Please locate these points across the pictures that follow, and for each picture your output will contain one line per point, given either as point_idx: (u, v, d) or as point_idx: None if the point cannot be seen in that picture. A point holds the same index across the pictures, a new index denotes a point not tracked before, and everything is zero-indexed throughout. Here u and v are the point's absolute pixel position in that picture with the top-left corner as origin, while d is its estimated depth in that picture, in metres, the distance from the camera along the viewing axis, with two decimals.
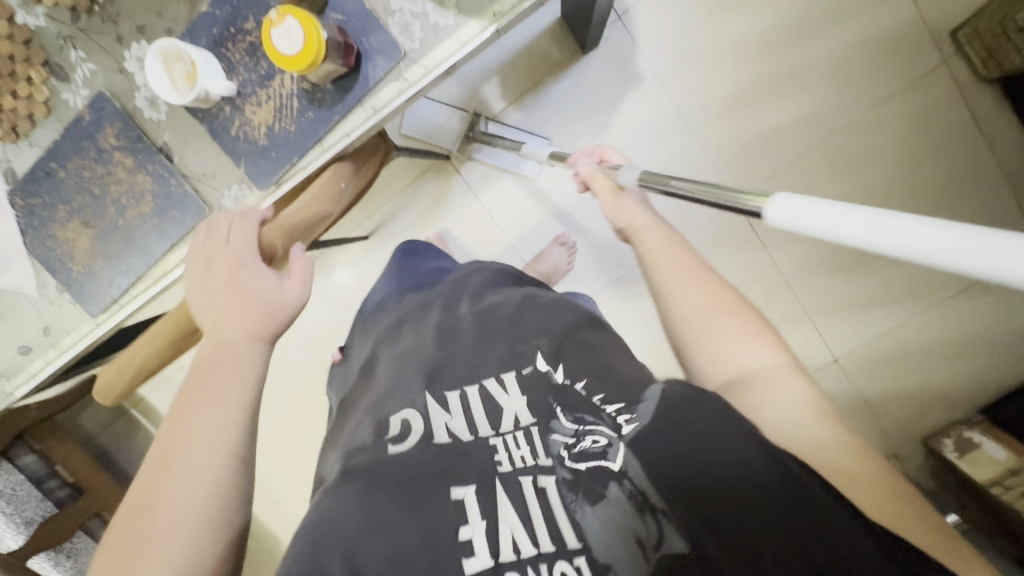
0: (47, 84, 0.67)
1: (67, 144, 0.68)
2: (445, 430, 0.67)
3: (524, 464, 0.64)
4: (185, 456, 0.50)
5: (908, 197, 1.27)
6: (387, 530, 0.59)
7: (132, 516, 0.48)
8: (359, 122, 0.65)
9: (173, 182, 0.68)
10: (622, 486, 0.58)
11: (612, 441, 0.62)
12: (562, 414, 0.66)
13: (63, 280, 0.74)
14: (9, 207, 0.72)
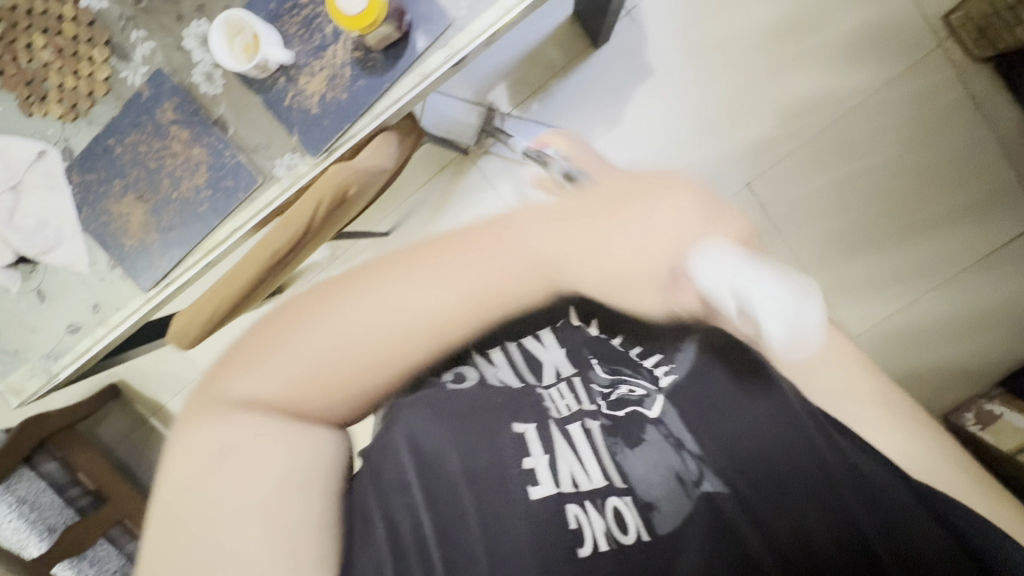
0: (107, 63, 0.76)
1: (126, 120, 0.75)
2: (495, 377, 0.72)
3: (572, 410, 0.69)
4: (326, 364, 0.44)
5: (912, 174, 1.33)
6: (480, 448, 0.61)
7: (319, 338, 0.43)
8: (406, 88, 0.71)
9: (228, 153, 0.73)
10: (659, 430, 0.66)
11: (651, 393, 0.71)
12: (600, 365, 0.76)
13: (115, 255, 0.77)
14: (66, 184, 0.77)
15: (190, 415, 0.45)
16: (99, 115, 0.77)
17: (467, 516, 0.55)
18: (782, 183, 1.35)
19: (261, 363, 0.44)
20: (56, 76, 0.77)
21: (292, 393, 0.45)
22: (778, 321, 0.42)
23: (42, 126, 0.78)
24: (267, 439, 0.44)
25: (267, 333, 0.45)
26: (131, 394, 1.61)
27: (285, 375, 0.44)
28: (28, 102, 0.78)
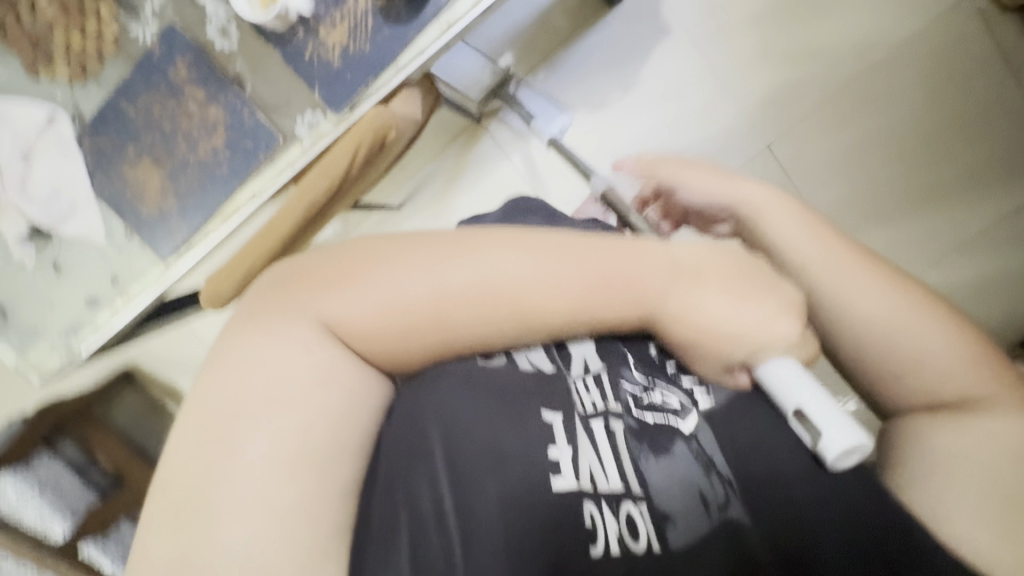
0: (117, 21, 0.80)
1: (139, 81, 0.81)
2: (526, 360, 0.57)
3: (596, 409, 0.56)
4: (367, 294, 0.46)
5: (931, 130, 1.29)
6: (511, 434, 0.50)
7: (411, 279, 0.47)
8: (432, 37, 0.71)
9: (245, 114, 0.79)
10: (690, 446, 0.57)
11: (687, 407, 0.61)
12: (635, 364, 0.63)
13: (133, 223, 0.84)
14: (80, 148, 0.84)
15: (246, 327, 0.42)
16: (108, 74, 0.82)
17: (490, 497, 0.46)
18: (800, 143, 1.32)
19: (338, 287, 0.46)
20: (61, 35, 0.82)
21: (383, 327, 0.46)
22: (841, 432, 0.55)
23: (51, 89, 0.83)
24: (339, 366, 0.44)
25: (354, 269, 0.46)
26: (147, 379, 1.59)
27: (378, 301, 0.46)
28: (34, 63, 0.83)
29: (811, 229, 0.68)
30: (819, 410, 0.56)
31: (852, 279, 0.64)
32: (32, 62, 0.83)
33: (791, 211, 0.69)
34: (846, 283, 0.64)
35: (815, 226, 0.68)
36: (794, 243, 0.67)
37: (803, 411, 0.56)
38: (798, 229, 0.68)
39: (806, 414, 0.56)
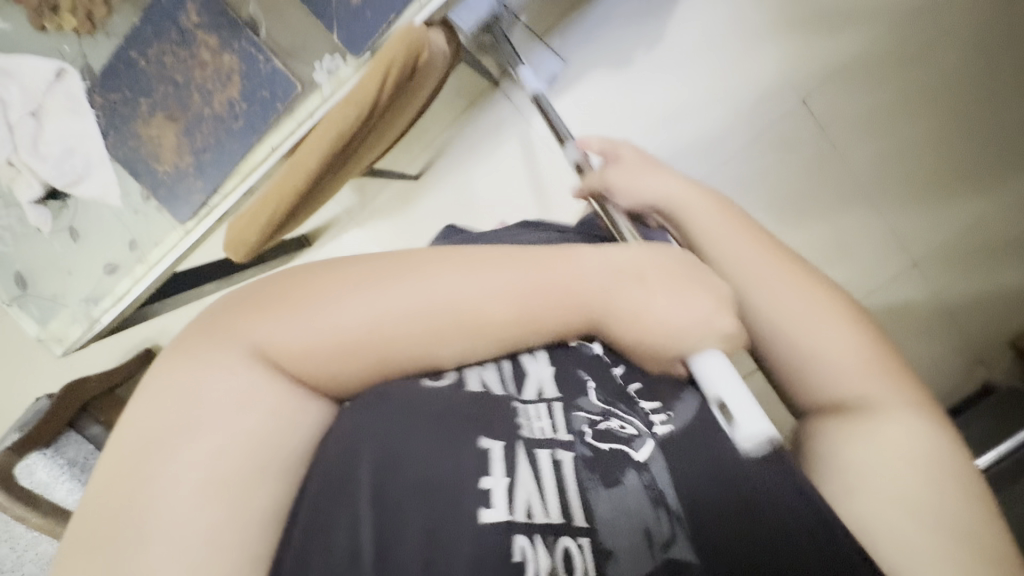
0: None
1: (149, 29, 0.78)
2: (477, 381, 0.55)
3: (545, 435, 0.51)
4: (314, 317, 0.46)
5: (970, 87, 1.23)
6: (444, 458, 0.46)
7: (352, 308, 0.47)
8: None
9: (261, 58, 0.75)
10: (643, 477, 0.50)
11: (641, 433, 0.54)
12: (595, 391, 0.57)
13: (150, 185, 0.83)
14: (91, 106, 0.82)
15: (175, 363, 0.42)
16: (116, 23, 0.80)
17: (412, 527, 0.42)
18: (836, 101, 1.26)
19: (273, 315, 0.46)
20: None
21: (317, 349, 0.46)
22: (752, 419, 0.46)
23: (61, 43, 0.82)
24: (267, 392, 0.44)
25: (313, 283, 0.48)
26: None
27: (324, 325, 0.46)
28: (40, 15, 0.81)
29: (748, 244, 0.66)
30: (734, 397, 0.47)
31: (772, 272, 0.64)
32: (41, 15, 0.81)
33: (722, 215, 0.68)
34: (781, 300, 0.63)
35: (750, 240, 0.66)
36: (717, 238, 0.66)
37: (719, 398, 0.48)
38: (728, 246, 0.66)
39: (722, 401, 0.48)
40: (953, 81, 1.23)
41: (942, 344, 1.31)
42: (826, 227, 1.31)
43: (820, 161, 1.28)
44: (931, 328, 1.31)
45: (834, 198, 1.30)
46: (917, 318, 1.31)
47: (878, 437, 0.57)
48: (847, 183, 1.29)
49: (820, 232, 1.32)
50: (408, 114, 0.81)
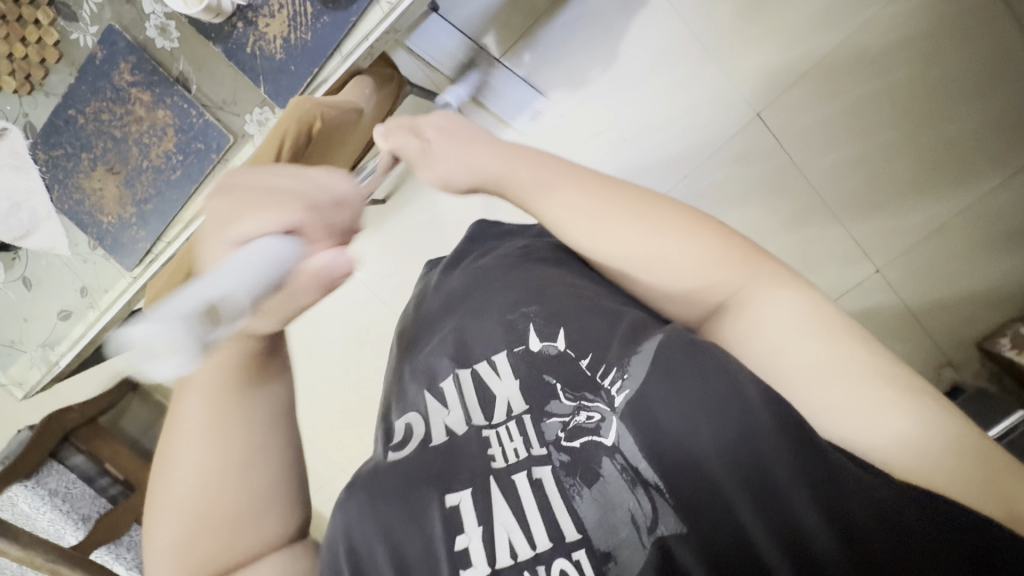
0: (55, 27, 0.82)
1: (84, 88, 0.81)
2: (442, 429, 0.59)
3: (518, 460, 0.54)
4: (158, 533, 0.52)
5: (930, 94, 1.21)
6: (409, 536, 0.52)
7: (163, 507, 0.52)
8: (375, 23, 0.67)
9: (194, 113, 0.79)
10: (615, 461, 0.50)
11: (606, 415, 0.53)
12: (562, 391, 0.56)
13: (95, 235, 0.85)
14: (35, 162, 0.84)
15: None
16: (52, 81, 0.83)
17: None
18: (794, 113, 1.26)
19: (155, 566, 0.52)
20: (6, 46, 0.84)
21: (181, 538, 0.51)
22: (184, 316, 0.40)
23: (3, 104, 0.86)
24: None
25: (150, 502, 0.54)
26: (149, 383, 1.62)
27: (164, 529, 0.52)
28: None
29: (591, 182, 0.61)
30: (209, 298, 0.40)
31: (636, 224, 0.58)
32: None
33: (536, 163, 0.62)
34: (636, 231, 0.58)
35: (583, 181, 0.60)
36: (553, 195, 0.60)
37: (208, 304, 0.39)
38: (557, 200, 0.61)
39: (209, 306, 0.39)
40: (911, 84, 1.21)
41: (910, 348, 1.32)
42: (786, 238, 1.33)
43: (776, 174, 1.30)
44: (896, 334, 1.32)
45: (792, 210, 1.32)
46: (883, 323, 1.32)
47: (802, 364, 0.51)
48: (805, 194, 1.30)
49: (781, 243, 1.34)
50: (353, 138, 0.81)
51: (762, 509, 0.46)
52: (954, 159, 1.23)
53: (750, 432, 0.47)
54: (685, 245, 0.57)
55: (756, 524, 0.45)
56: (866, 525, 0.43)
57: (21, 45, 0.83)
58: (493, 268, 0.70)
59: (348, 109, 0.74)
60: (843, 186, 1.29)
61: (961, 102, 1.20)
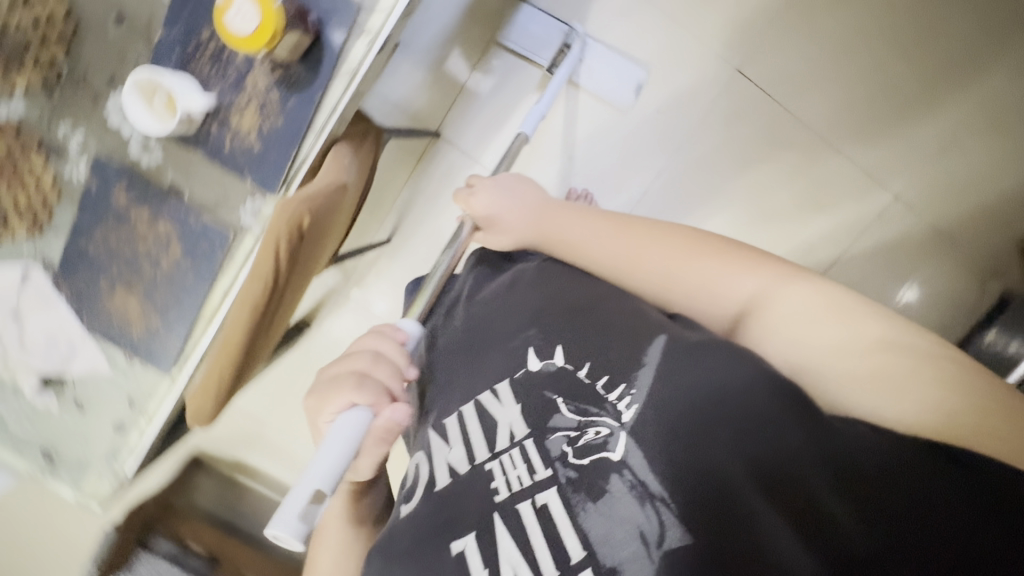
0: (49, 167, 0.81)
1: (88, 218, 0.81)
2: (445, 468, 0.58)
3: (523, 488, 0.52)
4: None
5: (909, 9, 1.17)
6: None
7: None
8: (339, 93, 0.69)
9: (192, 219, 0.78)
10: (625, 478, 0.48)
11: (614, 430, 0.51)
12: (565, 405, 0.55)
13: (130, 349, 0.87)
14: (59, 295, 0.85)
15: None
16: (60, 218, 0.83)
17: None
18: (772, 60, 1.23)
19: None
20: (10, 194, 0.83)
21: None
22: (326, 466, 0.49)
23: (17, 247, 0.85)
24: None
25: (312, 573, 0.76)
26: (214, 460, 1.72)
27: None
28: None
29: (607, 223, 0.75)
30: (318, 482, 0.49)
31: (681, 251, 0.70)
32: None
33: (588, 219, 0.76)
34: (650, 255, 0.71)
35: (624, 227, 0.74)
36: (611, 241, 0.73)
37: (319, 485, 0.48)
38: (583, 232, 0.75)
39: (320, 486, 0.48)
40: (886, 4, 1.17)
41: (950, 270, 1.25)
42: (796, 185, 1.28)
43: (769, 123, 1.26)
44: (932, 258, 1.25)
45: (795, 156, 1.27)
46: (914, 246, 1.26)
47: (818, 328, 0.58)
48: (805, 136, 1.26)
49: (792, 190, 1.28)
50: (344, 208, 0.82)
51: (777, 502, 0.45)
52: (953, 61, 1.18)
53: (753, 420, 0.48)
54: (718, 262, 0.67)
55: (761, 504, 0.45)
56: (874, 490, 0.43)
57: (24, 190, 0.82)
58: (491, 303, 0.70)
59: (329, 192, 0.75)
60: (840, 120, 1.24)
61: (948, 1, 1.15)
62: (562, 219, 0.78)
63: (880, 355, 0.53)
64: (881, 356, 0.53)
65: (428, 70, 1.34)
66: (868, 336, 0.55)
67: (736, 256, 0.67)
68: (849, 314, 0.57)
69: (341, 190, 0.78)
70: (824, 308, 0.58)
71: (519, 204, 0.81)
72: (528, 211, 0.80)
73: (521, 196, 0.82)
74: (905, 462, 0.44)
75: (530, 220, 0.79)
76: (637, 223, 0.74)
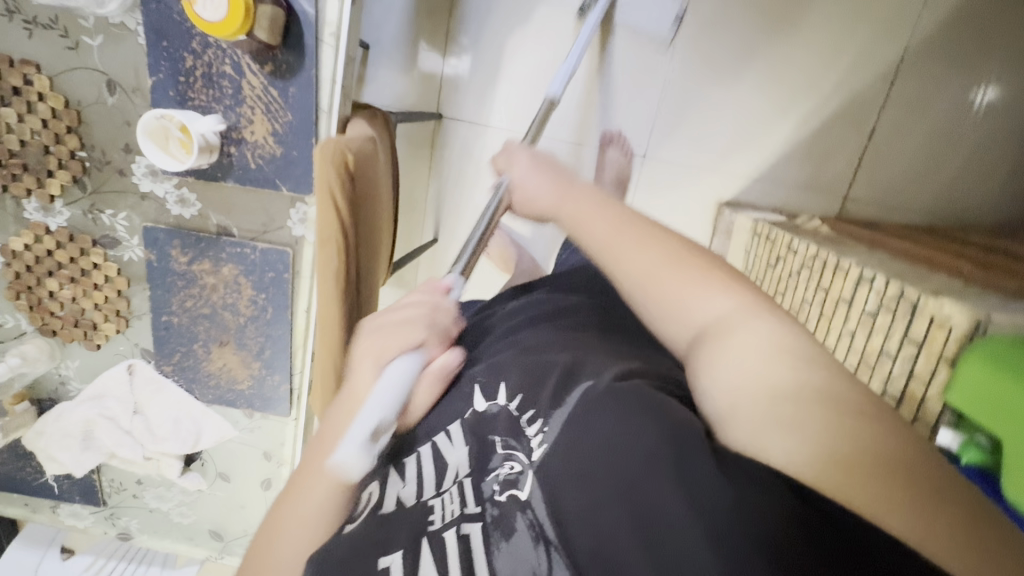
0: (109, 259, 0.83)
1: (162, 292, 0.83)
2: (393, 499, 0.56)
3: (452, 518, 0.50)
4: None
5: None
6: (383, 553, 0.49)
7: None
8: (330, 61, 0.67)
9: (249, 251, 0.80)
10: (527, 516, 0.46)
11: (525, 468, 0.50)
12: (500, 442, 0.55)
13: (247, 402, 0.91)
14: (166, 376, 0.89)
15: None
16: (138, 304, 0.85)
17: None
18: None
19: None
20: (86, 302, 0.86)
21: None
22: (382, 399, 0.43)
23: (116, 347, 0.89)
24: None
25: None
26: None
27: None
28: (90, 338, 0.88)
29: (610, 214, 0.50)
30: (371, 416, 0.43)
31: (686, 269, 0.44)
32: (87, 340, 0.88)
33: (611, 217, 0.49)
34: (631, 260, 0.47)
35: (653, 243, 0.46)
36: (625, 246, 0.47)
37: (376, 419, 0.43)
38: (583, 218, 0.51)
39: (378, 421, 0.43)
40: None
41: None
42: None
43: None
44: None
45: None
46: None
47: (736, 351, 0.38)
48: None
49: None
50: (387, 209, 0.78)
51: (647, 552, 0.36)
52: None
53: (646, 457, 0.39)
54: (698, 294, 0.43)
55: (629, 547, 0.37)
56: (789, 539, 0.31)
57: (97, 292, 0.85)
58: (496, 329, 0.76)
59: (366, 143, 0.61)
60: None
61: None
62: (579, 201, 0.52)
63: (792, 405, 0.34)
64: (799, 405, 0.34)
65: (404, 62, 1.27)
66: (813, 383, 0.35)
67: (713, 272, 0.44)
68: (812, 359, 0.36)
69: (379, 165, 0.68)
70: (783, 351, 0.36)
71: (534, 184, 0.57)
72: (547, 185, 0.57)
73: (533, 168, 0.59)
74: (759, 514, 0.32)
75: (551, 195, 0.55)
76: (674, 243, 0.46)
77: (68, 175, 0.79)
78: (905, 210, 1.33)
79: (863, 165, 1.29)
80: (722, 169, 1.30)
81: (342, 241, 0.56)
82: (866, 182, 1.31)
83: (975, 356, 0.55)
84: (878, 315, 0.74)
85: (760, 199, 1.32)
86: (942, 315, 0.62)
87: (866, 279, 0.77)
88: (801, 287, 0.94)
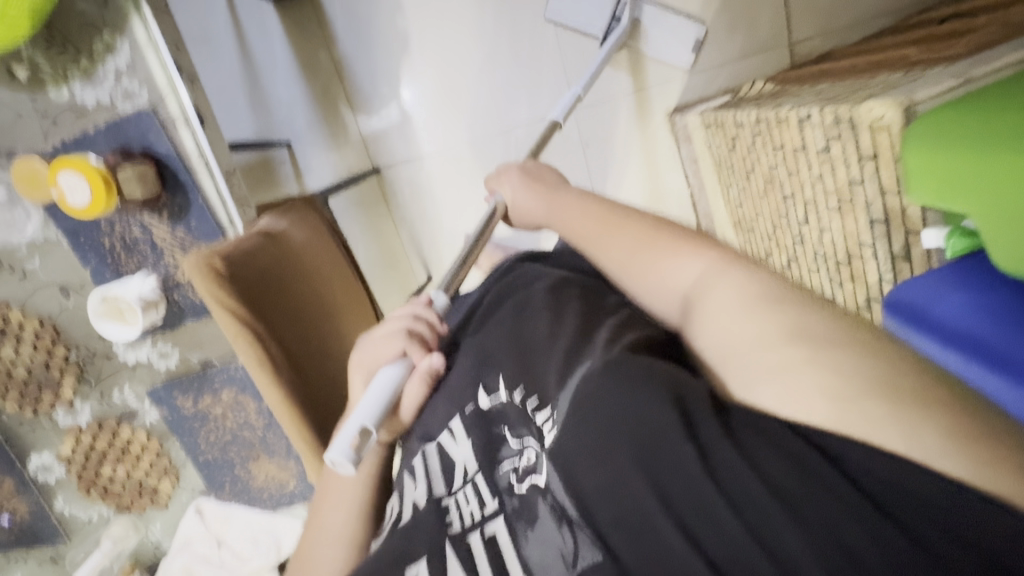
0: (137, 429, 0.92)
1: (188, 437, 0.91)
2: (411, 505, 0.49)
3: (473, 520, 0.44)
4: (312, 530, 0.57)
5: None
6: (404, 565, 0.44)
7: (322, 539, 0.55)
8: (207, 179, 0.71)
9: (235, 371, 0.86)
10: (547, 500, 0.40)
11: (540, 453, 0.43)
12: (509, 432, 0.48)
13: (302, 496, 0.99)
14: (226, 503, 0.99)
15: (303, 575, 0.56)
16: (177, 453, 0.95)
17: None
18: None
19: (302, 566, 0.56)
20: (138, 471, 0.96)
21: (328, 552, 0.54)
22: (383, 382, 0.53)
23: (180, 498, 0.99)
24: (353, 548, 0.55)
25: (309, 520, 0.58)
26: None
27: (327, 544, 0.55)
28: (156, 499, 0.98)
29: (598, 211, 0.53)
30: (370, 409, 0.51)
31: (667, 246, 0.45)
32: (155, 502, 0.98)
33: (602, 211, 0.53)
34: (606, 244, 0.50)
35: (619, 224, 0.50)
36: (605, 231, 0.51)
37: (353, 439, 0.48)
38: (573, 219, 0.55)
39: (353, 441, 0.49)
40: None
41: None
42: None
43: None
44: None
45: None
46: None
47: (714, 313, 0.37)
48: None
49: None
50: (323, 268, 0.76)
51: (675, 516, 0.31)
52: None
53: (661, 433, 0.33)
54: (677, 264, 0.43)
55: (654, 510, 0.32)
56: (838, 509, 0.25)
57: (142, 460, 0.94)
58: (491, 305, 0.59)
59: (253, 240, 0.65)
60: None
61: None
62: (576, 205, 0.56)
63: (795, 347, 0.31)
64: (791, 345, 0.31)
65: (327, 142, 1.32)
66: (801, 325, 0.32)
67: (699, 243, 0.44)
68: (791, 301, 0.34)
69: (288, 251, 0.70)
70: (756, 299, 0.35)
71: (534, 205, 0.61)
72: (542, 198, 0.61)
73: (537, 190, 0.62)
74: (776, 476, 0.28)
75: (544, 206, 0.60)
76: (658, 227, 0.48)
77: (72, 377, 0.87)
78: (859, 28, 1.23)
79: (792, 4, 1.20)
80: (651, 80, 1.24)
81: (252, 330, 0.60)
82: (804, 20, 1.22)
83: (912, 149, 0.51)
84: (830, 149, 0.68)
85: (705, 90, 1.25)
86: (875, 116, 0.56)
87: (805, 118, 0.72)
88: (762, 155, 0.88)
